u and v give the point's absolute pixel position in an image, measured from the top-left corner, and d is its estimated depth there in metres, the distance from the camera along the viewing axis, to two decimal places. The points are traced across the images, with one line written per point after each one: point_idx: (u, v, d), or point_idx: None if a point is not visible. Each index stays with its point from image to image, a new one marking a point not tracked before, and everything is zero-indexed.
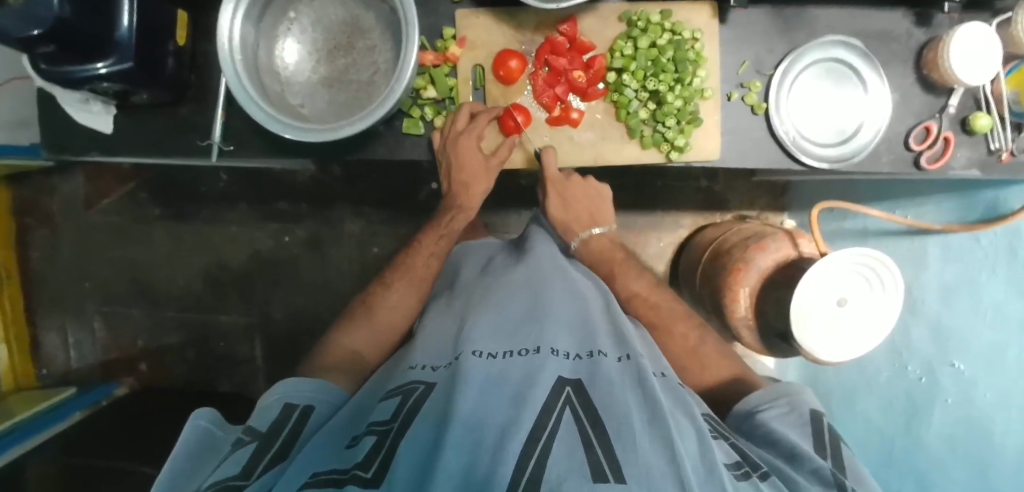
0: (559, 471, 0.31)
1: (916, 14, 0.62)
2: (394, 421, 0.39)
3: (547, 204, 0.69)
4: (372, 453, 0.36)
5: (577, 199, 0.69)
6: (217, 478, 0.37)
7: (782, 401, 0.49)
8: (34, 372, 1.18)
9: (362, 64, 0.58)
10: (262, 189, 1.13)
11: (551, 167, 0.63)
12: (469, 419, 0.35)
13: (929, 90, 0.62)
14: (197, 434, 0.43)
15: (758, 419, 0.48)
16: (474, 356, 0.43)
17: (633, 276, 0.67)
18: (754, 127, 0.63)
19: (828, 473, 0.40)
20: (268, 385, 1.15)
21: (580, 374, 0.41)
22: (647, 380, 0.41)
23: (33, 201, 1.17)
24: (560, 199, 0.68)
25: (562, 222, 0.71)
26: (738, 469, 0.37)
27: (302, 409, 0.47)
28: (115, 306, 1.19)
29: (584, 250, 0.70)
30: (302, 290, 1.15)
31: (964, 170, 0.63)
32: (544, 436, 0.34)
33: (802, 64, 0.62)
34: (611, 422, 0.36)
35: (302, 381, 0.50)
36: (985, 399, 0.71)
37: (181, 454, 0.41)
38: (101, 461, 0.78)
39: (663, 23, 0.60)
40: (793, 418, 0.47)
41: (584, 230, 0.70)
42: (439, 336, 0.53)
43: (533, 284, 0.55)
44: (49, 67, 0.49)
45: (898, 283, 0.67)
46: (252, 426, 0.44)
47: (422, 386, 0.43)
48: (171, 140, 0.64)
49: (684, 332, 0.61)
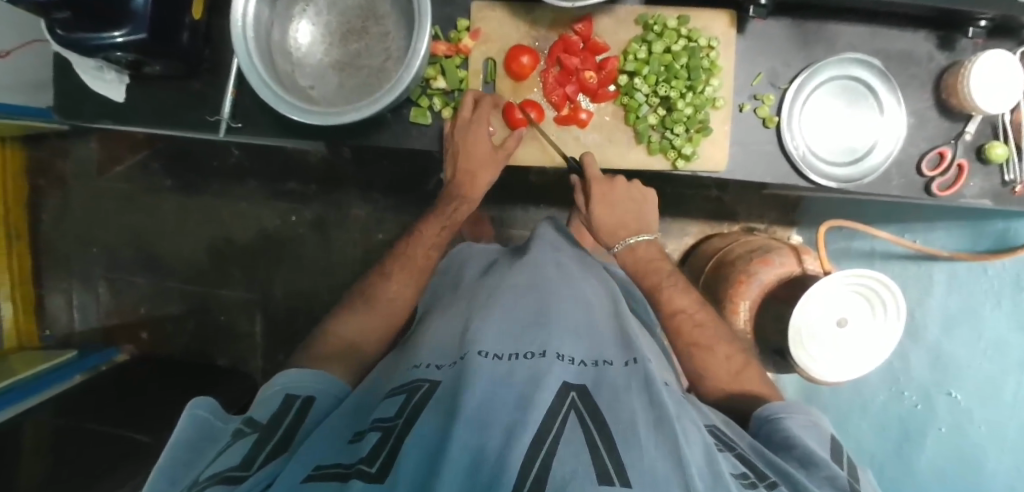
0: (565, 471, 0.31)
1: (939, 37, 0.60)
2: (398, 419, 0.39)
3: (592, 212, 0.66)
4: (378, 447, 0.36)
5: (622, 202, 0.66)
6: (218, 470, 0.37)
7: (804, 414, 0.49)
8: (38, 332, 1.20)
9: (375, 49, 0.58)
10: (272, 167, 1.14)
11: (592, 168, 0.62)
12: (475, 418, 0.35)
13: (946, 115, 0.61)
14: (196, 425, 0.43)
15: (780, 423, 0.48)
16: (480, 356, 0.43)
17: (680, 291, 0.63)
18: (764, 140, 0.62)
19: (843, 481, 0.41)
20: (265, 361, 1.16)
21: (585, 380, 0.42)
22: (654, 387, 0.41)
23: (47, 164, 1.18)
24: (605, 206, 0.66)
25: (606, 229, 0.68)
26: (744, 479, 0.38)
27: (304, 398, 0.48)
28: (120, 272, 1.20)
29: (628, 257, 0.67)
30: (304, 269, 1.16)
31: (976, 199, 0.62)
32: (549, 438, 0.34)
33: (819, 80, 0.61)
34: (616, 427, 0.36)
35: (303, 371, 0.51)
36: (978, 431, 0.72)
37: (181, 443, 0.42)
38: (97, 424, 0.80)
39: (679, 28, 0.59)
40: (813, 430, 0.48)
41: (629, 236, 0.67)
42: (443, 334, 0.52)
43: (540, 288, 0.54)
44: (64, 34, 0.49)
45: (901, 309, 0.66)
46: (252, 417, 0.44)
47: (427, 384, 0.43)
48: (180, 112, 0.64)
49: (728, 355, 0.60)
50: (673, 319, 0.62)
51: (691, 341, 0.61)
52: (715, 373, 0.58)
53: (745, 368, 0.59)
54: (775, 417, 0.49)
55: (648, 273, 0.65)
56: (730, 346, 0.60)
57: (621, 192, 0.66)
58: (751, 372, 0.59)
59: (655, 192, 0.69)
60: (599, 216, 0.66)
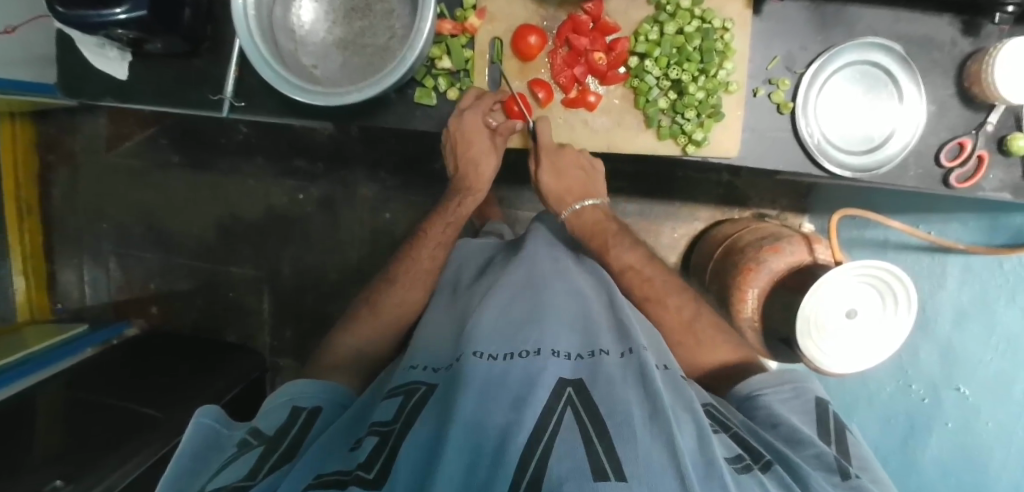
0: (560, 471, 0.31)
1: (964, 22, 0.58)
2: (396, 423, 0.40)
3: (538, 173, 0.65)
4: (375, 454, 0.37)
5: (570, 170, 0.64)
6: (225, 478, 0.38)
7: (786, 387, 0.50)
8: (50, 306, 1.22)
9: (379, 28, 0.57)
10: (280, 144, 1.13)
11: (545, 136, 0.60)
12: (470, 422, 0.35)
13: (968, 104, 0.59)
14: (203, 434, 0.44)
15: (762, 401, 0.49)
16: (474, 357, 0.42)
17: (678, 300, 0.63)
18: (778, 126, 0.60)
19: (831, 459, 0.41)
20: (273, 338, 1.18)
21: (581, 374, 0.41)
22: (649, 377, 0.40)
23: (57, 139, 1.19)
24: (551, 171, 0.64)
25: (552, 191, 0.67)
26: (740, 463, 0.37)
27: (309, 410, 0.49)
28: (131, 249, 1.21)
29: (576, 220, 0.68)
30: (311, 248, 1.17)
31: (995, 192, 0.60)
32: (546, 437, 0.34)
33: (836, 66, 0.59)
34: (611, 417, 0.36)
35: (308, 382, 0.52)
36: (986, 427, 0.71)
37: (188, 452, 0.42)
38: (109, 399, 0.81)
39: (693, 9, 0.57)
40: (796, 403, 0.48)
41: (575, 201, 0.67)
42: (440, 337, 0.53)
43: (533, 285, 0.54)
44: (65, 11, 0.48)
45: (912, 299, 0.65)
46: (258, 428, 0.45)
47: (424, 388, 0.44)
48: (182, 90, 0.64)
49: (677, 305, 0.63)
50: (623, 277, 0.64)
51: (644, 296, 0.63)
52: (668, 327, 0.62)
53: (697, 318, 0.62)
54: (756, 396, 0.50)
55: (597, 235, 0.66)
56: (679, 295, 0.63)
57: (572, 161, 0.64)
58: (704, 321, 0.61)
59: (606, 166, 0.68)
60: (545, 178, 0.65)
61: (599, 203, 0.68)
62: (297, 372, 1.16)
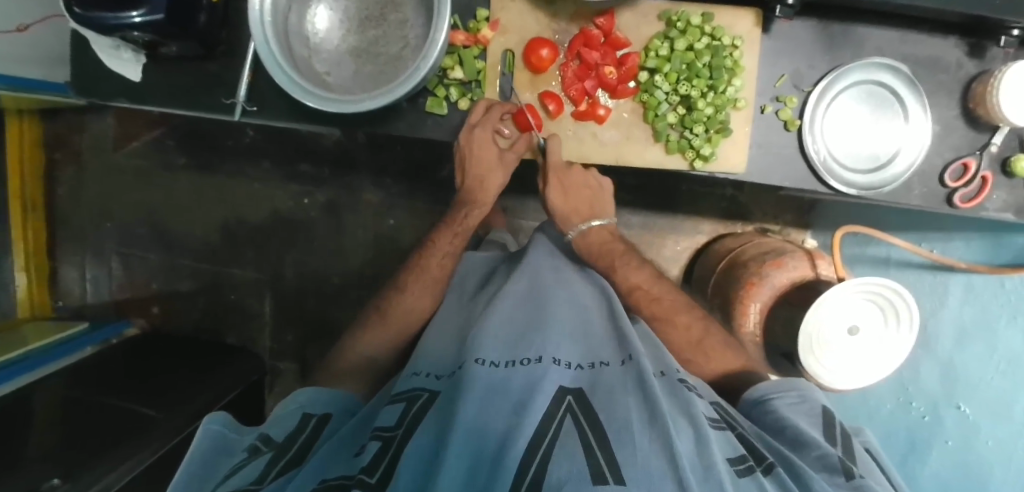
0: (559, 474, 0.31)
1: (969, 44, 0.59)
2: (399, 428, 0.40)
3: (547, 192, 0.66)
4: (379, 457, 0.37)
5: (577, 188, 0.67)
6: (234, 484, 0.38)
7: (793, 393, 0.50)
8: (51, 303, 1.22)
9: (393, 37, 0.57)
10: (287, 148, 1.14)
11: (556, 155, 0.61)
12: (471, 427, 0.35)
13: (973, 125, 0.60)
14: (212, 439, 0.44)
15: (770, 405, 0.49)
16: (477, 364, 0.43)
17: (682, 313, 0.63)
18: (784, 143, 0.61)
19: (835, 460, 0.41)
20: (274, 341, 1.18)
21: (581, 384, 0.42)
22: (648, 383, 0.40)
23: (64, 137, 1.19)
24: (560, 189, 0.66)
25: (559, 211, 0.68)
26: (741, 463, 0.37)
27: (319, 417, 0.49)
28: (134, 249, 1.21)
29: (583, 242, 0.68)
30: (315, 252, 1.17)
31: (999, 212, 0.60)
32: (545, 442, 0.34)
33: (842, 85, 0.59)
34: (611, 424, 0.36)
35: (319, 391, 0.52)
36: (987, 447, 0.71)
37: (197, 457, 0.42)
38: (109, 399, 0.81)
39: (703, 26, 0.58)
40: (803, 408, 0.49)
41: (583, 221, 0.68)
42: (444, 345, 0.53)
43: (535, 294, 0.54)
44: (83, 12, 0.49)
45: (913, 313, 0.65)
46: (268, 434, 0.45)
47: (425, 394, 0.44)
48: (195, 93, 0.64)
49: (687, 324, 0.62)
50: (631, 295, 0.65)
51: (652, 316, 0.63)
52: (677, 345, 0.61)
53: (706, 336, 0.62)
54: (765, 400, 0.50)
55: (603, 255, 0.67)
56: (689, 315, 0.63)
57: (579, 179, 0.67)
58: (712, 339, 0.61)
59: (611, 183, 0.70)
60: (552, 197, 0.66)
61: (607, 223, 0.69)
62: (296, 376, 1.16)
